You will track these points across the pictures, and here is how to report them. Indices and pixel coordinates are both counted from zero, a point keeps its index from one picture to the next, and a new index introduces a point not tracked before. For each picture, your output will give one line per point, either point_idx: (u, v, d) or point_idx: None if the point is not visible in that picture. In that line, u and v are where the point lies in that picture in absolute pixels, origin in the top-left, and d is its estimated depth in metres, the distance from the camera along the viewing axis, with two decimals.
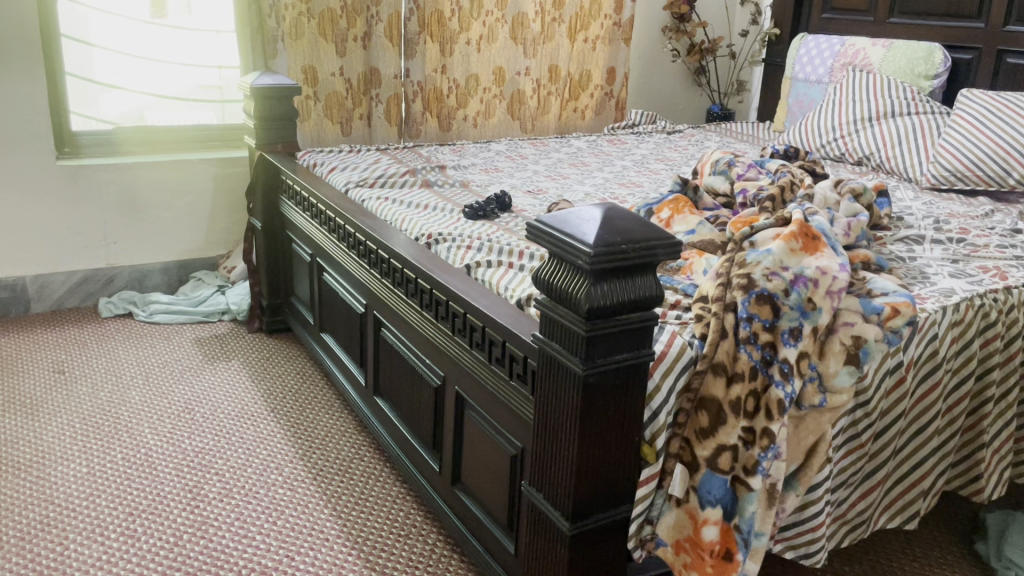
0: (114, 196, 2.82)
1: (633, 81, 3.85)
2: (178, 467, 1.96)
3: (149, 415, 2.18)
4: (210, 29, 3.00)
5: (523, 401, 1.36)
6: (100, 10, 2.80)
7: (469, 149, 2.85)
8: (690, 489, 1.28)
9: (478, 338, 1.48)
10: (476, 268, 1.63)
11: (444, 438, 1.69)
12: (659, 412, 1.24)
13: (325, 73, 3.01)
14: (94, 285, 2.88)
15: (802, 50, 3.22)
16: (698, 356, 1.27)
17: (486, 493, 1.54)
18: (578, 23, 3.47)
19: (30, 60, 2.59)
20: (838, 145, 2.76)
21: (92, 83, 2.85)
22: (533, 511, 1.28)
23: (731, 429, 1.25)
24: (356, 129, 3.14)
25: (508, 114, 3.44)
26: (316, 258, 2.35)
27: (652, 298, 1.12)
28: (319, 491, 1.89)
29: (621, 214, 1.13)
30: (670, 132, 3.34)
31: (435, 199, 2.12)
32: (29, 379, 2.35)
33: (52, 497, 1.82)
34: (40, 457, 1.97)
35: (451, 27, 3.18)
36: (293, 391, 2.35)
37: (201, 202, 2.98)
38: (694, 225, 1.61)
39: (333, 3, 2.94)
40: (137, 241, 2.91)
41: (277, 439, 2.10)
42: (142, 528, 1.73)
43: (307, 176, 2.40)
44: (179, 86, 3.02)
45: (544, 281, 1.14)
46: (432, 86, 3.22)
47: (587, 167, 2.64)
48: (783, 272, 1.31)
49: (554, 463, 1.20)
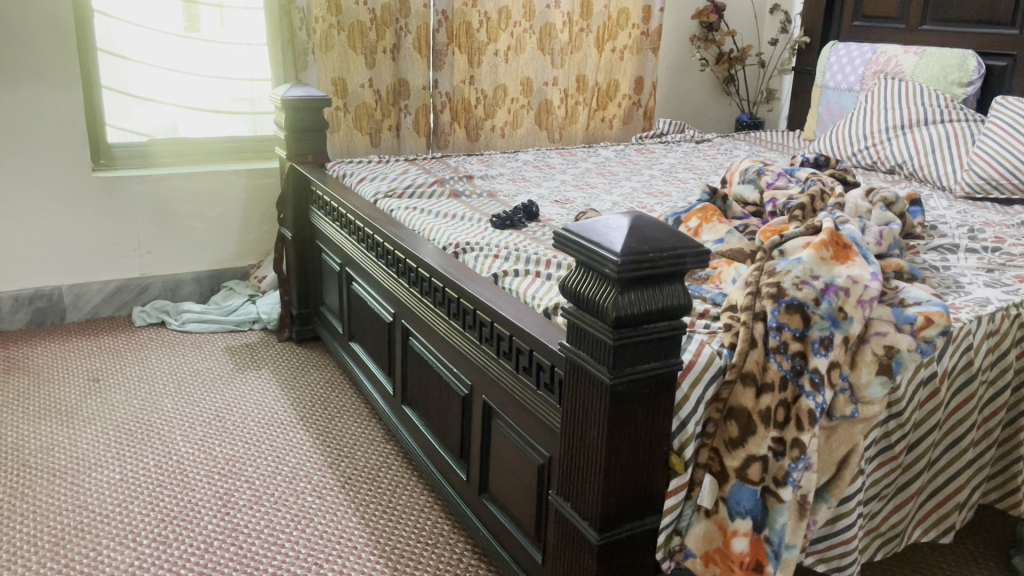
0: (148, 208, 2.87)
1: (661, 91, 3.84)
2: (210, 474, 1.98)
3: (181, 423, 2.21)
4: (243, 42, 3.04)
5: (550, 410, 1.36)
6: (134, 24, 2.85)
7: (497, 159, 2.86)
8: (719, 499, 1.26)
9: (505, 347, 1.48)
10: (503, 277, 1.62)
11: (472, 448, 1.69)
12: (687, 422, 1.23)
13: (355, 85, 3.04)
14: (128, 294, 2.93)
15: (832, 58, 3.19)
16: (727, 366, 1.26)
17: (514, 502, 1.54)
18: (606, 33, 3.47)
19: (67, 73, 2.65)
20: (870, 153, 2.73)
21: (128, 96, 2.90)
22: (560, 521, 1.27)
23: (761, 440, 1.24)
24: (385, 139, 3.17)
25: (536, 124, 3.45)
26: (345, 268, 2.37)
27: (680, 306, 1.12)
28: (347, 499, 1.90)
29: (649, 223, 1.12)
30: (699, 141, 3.32)
31: (463, 209, 2.12)
32: (65, 387, 2.39)
33: (86, 503, 1.85)
34: (75, 463, 2.01)
35: (479, 38, 3.20)
36: (322, 399, 2.37)
37: (232, 213, 3.02)
38: (723, 234, 1.60)
39: (362, 16, 2.97)
40: (170, 251, 2.95)
41: (306, 446, 2.11)
42: (174, 535, 1.75)
43: (337, 187, 2.42)
44: (212, 98, 3.06)
45: (571, 290, 1.14)
46: (460, 97, 3.24)
47: (614, 176, 2.63)
48: (813, 281, 1.30)
49: (581, 473, 1.20)
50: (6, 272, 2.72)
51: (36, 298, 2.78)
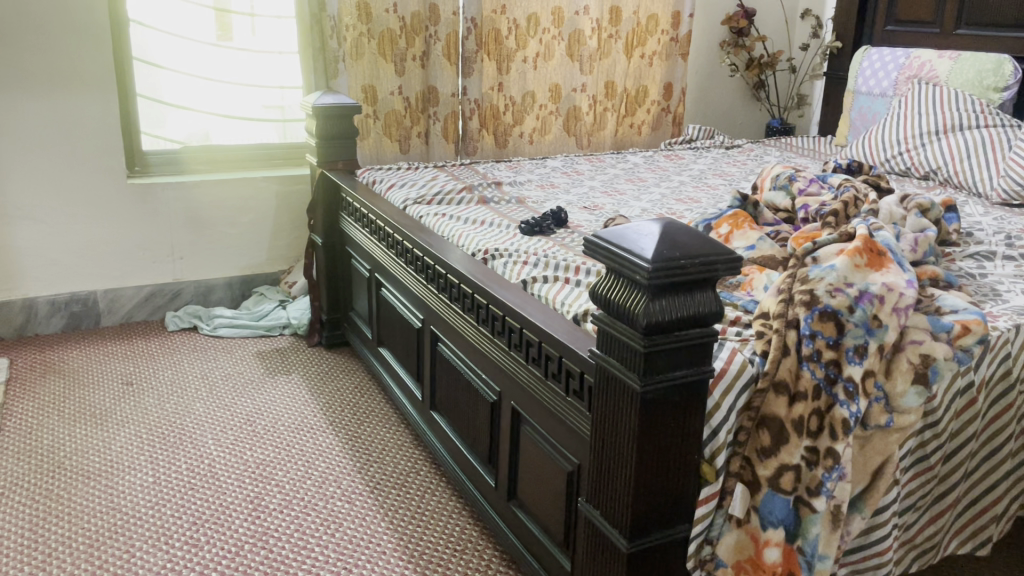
0: (181, 214, 2.91)
1: (691, 97, 3.82)
2: (241, 478, 1.99)
3: (212, 427, 2.23)
4: (274, 51, 3.08)
5: (579, 417, 1.35)
6: (168, 33, 2.89)
7: (525, 166, 2.86)
8: (751, 509, 1.25)
9: (534, 353, 1.48)
10: (532, 284, 1.63)
11: (500, 454, 1.69)
12: (719, 430, 1.22)
13: (384, 92, 3.06)
14: (161, 299, 2.97)
15: (865, 63, 3.16)
16: (759, 373, 1.25)
17: (542, 510, 1.53)
18: (635, 39, 3.47)
19: (104, 82, 2.69)
20: (903, 159, 2.70)
21: (161, 104, 2.95)
22: (590, 528, 1.27)
23: (793, 449, 1.22)
24: (415, 146, 3.18)
25: (564, 130, 3.45)
26: (374, 274, 2.38)
27: (712, 314, 1.11)
28: (376, 504, 1.90)
29: (680, 229, 1.11)
30: (729, 147, 3.30)
31: (491, 215, 2.13)
32: (99, 390, 2.43)
33: (120, 506, 1.87)
34: (108, 466, 2.03)
35: (508, 45, 3.21)
36: (351, 404, 2.38)
37: (263, 219, 3.05)
38: (754, 241, 1.58)
39: (392, 24, 2.99)
40: (203, 257, 2.99)
41: (336, 452, 2.13)
42: (205, 538, 1.76)
43: (366, 194, 2.44)
44: (244, 106, 3.10)
45: (601, 296, 1.14)
46: (488, 103, 3.25)
47: (644, 182, 2.62)
48: (847, 288, 1.28)
49: (611, 480, 1.19)
50: (42, 277, 2.77)
51: (72, 303, 2.83)
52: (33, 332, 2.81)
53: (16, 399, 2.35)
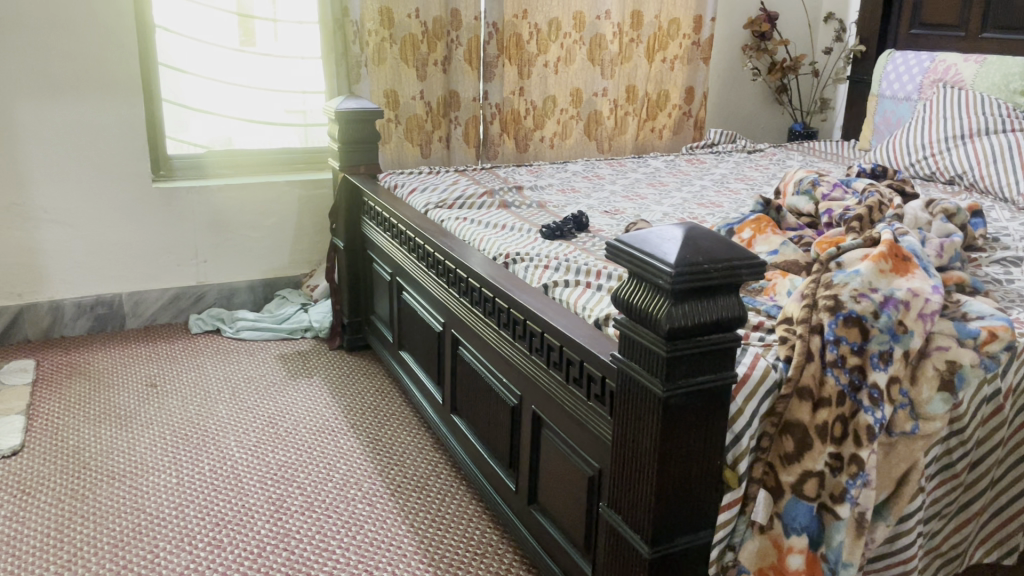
0: (205, 217, 2.94)
1: (712, 101, 3.81)
2: (263, 480, 2.01)
3: (235, 429, 2.25)
4: (297, 56, 3.10)
5: (601, 422, 1.35)
6: (193, 38, 2.92)
7: (546, 170, 2.86)
8: (774, 515, 1.24)
9: (556, 357, 1.48)
10: (553, 288, 1.63)
11: (521, 458, 1.69)
12: (742, 436, 1.21)
13: (406, 97, 3.07)
14: (185, 302, 3.00)
15: (889, 67, 3.14)
16: (782, 379, 1.24)
17: (563, 514, 1.53)
18: (656, 43, 3.46)
19: (130, 87, 2.73)
20: (928, 164, 2.67)
21: (186, 109, 2.98)
22: (611, 533, 1.26)
23: (817, 455, 1.21)
24: (436, 150, 3.19)
25: (585, 134, 3.45)
26: (396, 277, 2.39)
27: (735, 318, 1.10)
28: (397, 507, 1.91)
29: (703, 233, 1.11)
30: (750, 151, 3.29)
31: (512, 219, 2.13)
32: (124, 392, 2.45)
33: (144, 506, 1.89)
34: (133, 467, 2.06)
35: (529, 50, 3.22)
36: (372, 407, 2.39)
37: (286, 223, 3.08)
38: (777, 245, 1.58)
39: (414, 29, 3.01)
40: (226, 260, 3.02)
41: (357, 454, 2.14)
42: (228, 539, 1.78)
43: (388, 198, 2.45)
44: (267, 111, 3.13)
45: (623, 300, 1.14)
46: (509, 108, 3.25)
47: (665, 186, 2.61)
48: (872, 294, 1.27)
49: (633, 485, 1.19)
50: (68, 280, 2.80)
51: (97, 305, 2.86)
52: (59, 334, 2.84)
53: (42, 400, 2.39)
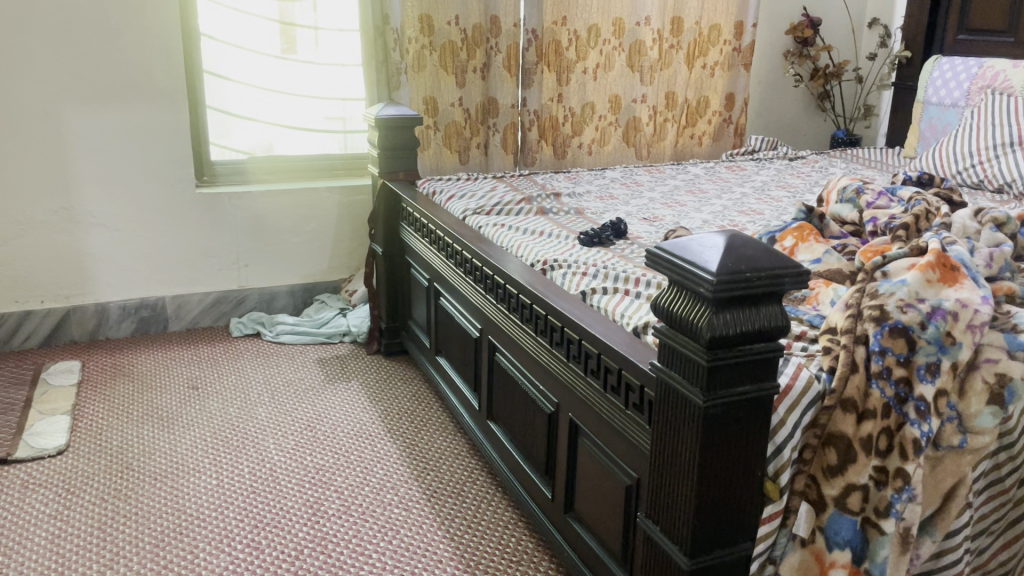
0: (247, 222, 2.98)
1: (753, 107, 3.77)
2: (301, 483, 2.03)
3: (274, 432, 2.28)
4: (338, 63, 3.13)
5: (639, 431, 1.34)
6: (235, 45, 2.97)
7: (584, 177, 2.85)
8: (816, 529, 1.22)
9: (594, 365, 1.47)
10: (591, 295, 1.62)
11: (558, 465, 1.68)
12: (783, 448, 1.19)
13: (445, 104, 3.09)
14: (226, 306, 3.04)
15: (936, 72, 3.08)
16: (826, 391, 1.21)
17: (601, 523, 1.52)
18: (697, 49, 3.44)
19: (176, 94, 2.78)
20: (976, 171, 2.62)
21: (229, 115, 3.02)
22: (649, 544, 1.25)
23: (861, 468, 1.19)
24: (473, 157, 3.20)
25: (624, 141, 3.43)
26: (433, 283, 2.40)
27: (778, 328, 1.09)
28: (433, 512, 1.91)
29: (746, 242, 1.10)
30: (792, 158, 3.25)
31: (550, 226, 2.13)
32: (166, 394, 2.49)
33: (185, 507, 1.92)
34: (174, 468, 2.09)
35: (568, 56, 3.22)
36: (409, 412, 2.40)
37: (325, 229, 3.11)
38: (820, 254, 1.55)
39: (454, 36, 3.02)
40: (267, 265, 3.05)
41: (394, 459, 2.15)
42: (266, 541, 1.80)
43: (427, 204, 2.46)
44: (308, 118, 3.16)
45: (663, 308, 1.13)
46: (548, 114, 3.25)
47: (705, 194, 2.59)
48: (919, 304, 1.25)
49: (671, 495, 1.18)
50: (113, 283, 2.86)
51: (141, 308, 2.92)
52: (104, 336, 2.90)
53: (87, 400, 2.44)
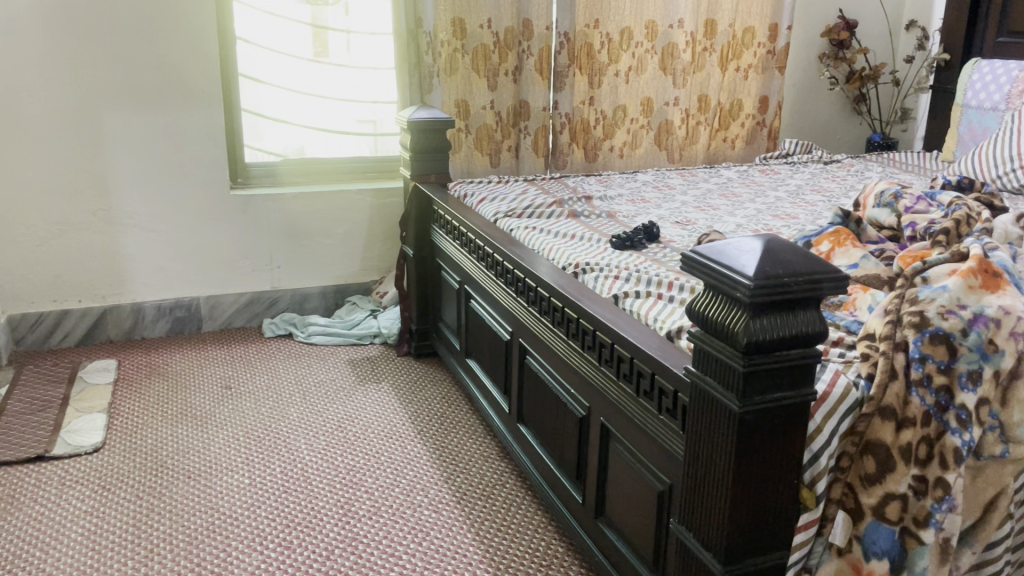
0: (280, 224, 3.01)
1: (788, 110, 3.73)
2: (332, 483, 2.04)
3: (306, 432, 2.29)
4: (370, 66, 3.15)
5: (672, 436, 1.33)
6: (269, 49, 3.00)
7: (616, 180, 2.84)
8: (853, 537, 1.21)
9: (626, 369, 1.46)
10: (624, 299, 1.61)
11: (589, 469, 1.67)
12: (821, 455, 1.18)
13: (476, 107, 3.10)
14: (259, 306, 3.07)
15: (975, 75, 3.03)
16: (864, 398, 1.19)
17: (632, 528, 1.51)
18: (730, 52, 3.41)
19: (212, 97, 2.81)
20: (1016, 176, 2.56)
21: (263, 118, 3.05)
22: (682, 550, 1.24)
23: (900, 477, 1.17)
24: (505, 160, 3.21)
25: (655, 144, 3.41)
26: (464, 285, 2.41)
27: (815, 333, 1.07)
28: (463, 515, 1.92)
29: (783, 245, 1.08)
30: (827, 161, 3.21)
31: (582, 229, 2.12)
32: (200, 393, 2.52)
33: (218, 506, 1.94)
34: (208, 467, 2.11)
35: (601, 59, 3.21)
36: (439, 414, 2.41)
37: (357, 231, 3.13)
38: (858, 259, 1.53)
39: (486, 39, 3.03)
40: (299, 266, 3.08)
41: (424, 460, 2.15)
42: (297, 541, 1.81)
43: (458, 206, 2.47)
44: (340, 120, 3.18)
45: (698, 313, 1.12)
46: (579, 117, 3.25)
47: (738, 197, 2.57)
48: (960, 311, 1.23)
49: (705, 501, 1.17)
50: (149, 283, 2.90)
51: (176, 308, 2.96)
52: (139, 335, 2.94)
53: (123, 399, 2.47)
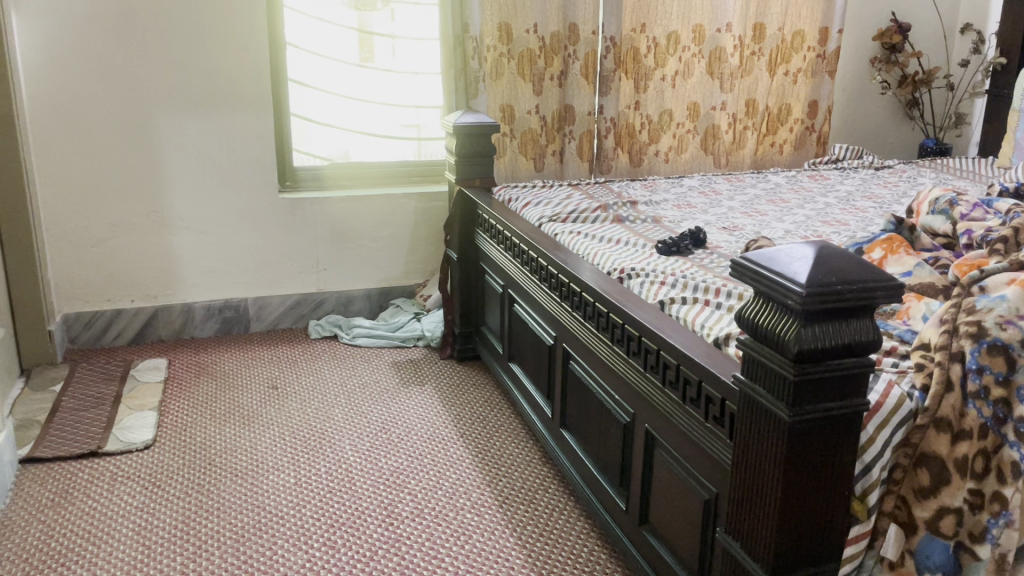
0: (326, 227, 3.05)
1: (837, 115, 3.67)
2: (376, 484, 2.06)
3: (350, 432, 2.32)
4: (416, 71, 3.17)
5: (719, 445, 1.31)
6: (318, 54, 3.05)
7: (661, 185, 2.83)
8: (906, 552, 1.19)
9: (672, 376, 1.45)
10: (670, 304, 1.60)
11: (633, 476, 1.66)
12: (872, 466, 1.15)
13: (521, 111, 3.11)
14: (305, 308, 3.11)
15: None
16: (918, 409, 1.17)
17: (677, 537, 1.50)
18: (779, 56, 3.37)
19: (261, 102, 2.86)
20: None
21: (310, 122, 3.10)
22: (728, 560, 1.23)
23: (956, 491, 1.15)
24: (549, 165, 3.21)
25: (701, 148, 3.39)
26: (508, 289, 2.41)
27: (869, 342, 1.05)
28: (505, 519, 1.92)
29: (836, 252, 1.06)
30: (878, 167, 3.15)
31: (627, 234, 2.11)
32: (248, 393, 2.56)
33: (264, 504, 1.97)
34: (255, 465, 2.14)
35: (647, 63, 3.19)
36: (482, 418, 2.41)
37: (402, 234, 3.15)
38: (911, 266, 1.50)
39: (532, 44, 3.04)
40: (345, 269, 3.12)
41: (466, 464, 2.16)
42: (342, 541, 1.83)
43: (503, 211, 2.48)
44: (386, 125, 3.21)
45: (748, 320, 1.11)
46: (624, 122, 3.24)
47: (787, 203, 2.53)
48: (1019, 321, 1.19)
49: (753, 510, 1.15)
50: (198, 284, 2.96)
51: (225, 308, 3.01)
52: (189, 335, 3.00)
53: (173, 397, 2.52)
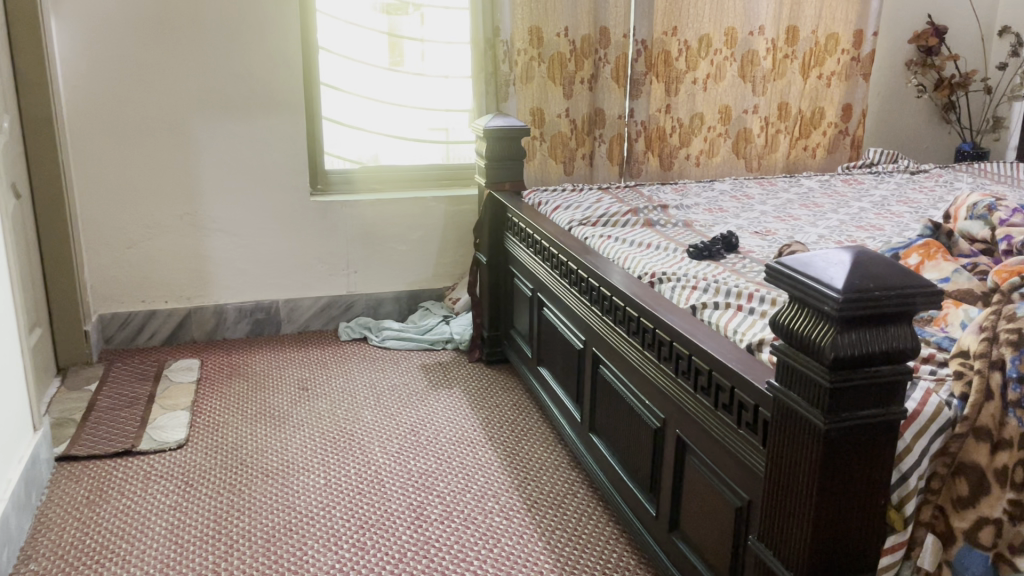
0: (356, 230, 3.07)
1: (871, 118, 3.62)
2: (405, 486, 2.07)
3: (379, 435, 2.33)
4: (447, 74, 3.18)
5: (752, 451, 1.30)
6: (350, 58, 3.07)
7: (693, 189, 2.81)
8: (943, 562, 1.16)
9: (704, 382, 1.44)
10: (702, 310, 1.59)
11: (663, 482, 1.65)
12: (909, 475, 1.14)
13: (551, 115, 3.11)
14: (335, 310, 3.14)
15: None
16: (957, 418, 1.15)
17: (707, 544, 1.49)
18: (812, 59, 3.34)
19: (294, 106, 2.89)
20: None
21: (342, 125, 3.12)
22: (761, 568, 1.22)
23: (996, 501, 1.13)
24: (579, 168, 3.21)
25: (733, 152, 3.36)
26: (537, 293, 2.41)
27: (907, 350, 1.04)
28: (533, 522, 1.92)
29: (874, 257, 1.05)
30: (914, 171, 3.11)
31: (658, 238, 2.10)
32: (278, 394, 2.58)
33: (294, 505, 1.98)
34: (285, 466, 2.16)
35: (678, 66, 3.18)
36: (510, 421, 2.41)
37: (431, 237, 3.16)
38: (949, 272, 1.48)
39: (563, 48, 3.04)
40: (375, 271, 3.14)
41: (495, 467, 2.16)
42: (371, 542, 1.83)
43: (532, 214, 2.47)
44: (417, 128, 3.22)
45: (783, 326, 1.10)
46: (655, 125, 3.22)
47: (820, 207, 2.51)
48: None
49: (788, 516, 1.14)
50: (231, 285, 2.99)
51: (257, 310, 3.04)
52: (221, 335, 3.03)
53: (205, 398, 2.55)
